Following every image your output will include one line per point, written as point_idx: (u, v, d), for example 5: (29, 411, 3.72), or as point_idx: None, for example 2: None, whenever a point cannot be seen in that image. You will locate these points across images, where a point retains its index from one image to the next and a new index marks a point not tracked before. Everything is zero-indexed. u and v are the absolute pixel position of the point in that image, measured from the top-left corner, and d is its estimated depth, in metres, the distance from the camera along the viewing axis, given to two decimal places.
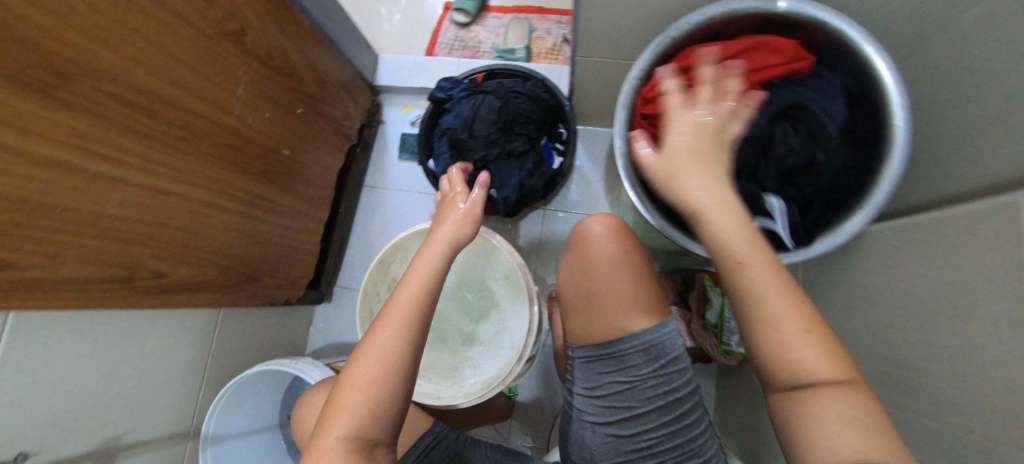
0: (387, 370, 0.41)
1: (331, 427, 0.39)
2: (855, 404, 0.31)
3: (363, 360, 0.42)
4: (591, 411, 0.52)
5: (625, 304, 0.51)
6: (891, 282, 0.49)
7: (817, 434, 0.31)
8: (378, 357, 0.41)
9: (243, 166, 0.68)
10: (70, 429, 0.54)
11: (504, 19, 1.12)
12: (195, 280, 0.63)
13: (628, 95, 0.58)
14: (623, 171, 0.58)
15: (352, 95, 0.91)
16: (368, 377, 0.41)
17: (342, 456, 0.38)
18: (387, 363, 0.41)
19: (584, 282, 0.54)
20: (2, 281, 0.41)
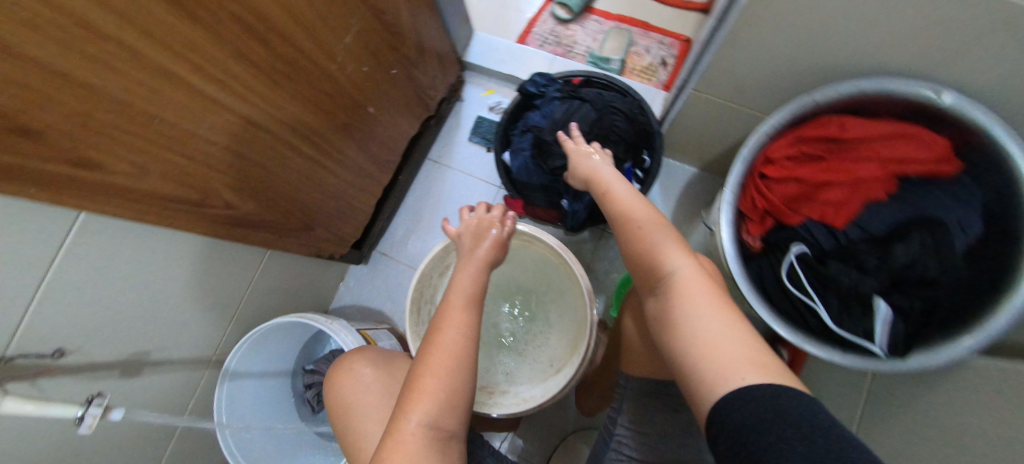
0: (461, 364, 0.46)
1: (411, 414, 0.43)
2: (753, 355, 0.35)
3: (436, 353, 0.46)
4: (632, 447, 0.51)
5: None
6: (968, 421, 0.46)
7: (712, 365, 0.36)
8: (451, 349, 0.47)
9: (330, 115, 0.65)
10: (108, 334, 0.54)
11: (605, 25, 1.06)
12: (258, 218, 0.62)
13: (751, 149, 0.55)
14: (723, 225, 0.56)
15: (443, 67, 0.89)
16: (444, 367, 0.46)
17: (423, 441, 0.42)
18: (460, 358, 0.47)
19: None
20: (85, 181, 0.40)
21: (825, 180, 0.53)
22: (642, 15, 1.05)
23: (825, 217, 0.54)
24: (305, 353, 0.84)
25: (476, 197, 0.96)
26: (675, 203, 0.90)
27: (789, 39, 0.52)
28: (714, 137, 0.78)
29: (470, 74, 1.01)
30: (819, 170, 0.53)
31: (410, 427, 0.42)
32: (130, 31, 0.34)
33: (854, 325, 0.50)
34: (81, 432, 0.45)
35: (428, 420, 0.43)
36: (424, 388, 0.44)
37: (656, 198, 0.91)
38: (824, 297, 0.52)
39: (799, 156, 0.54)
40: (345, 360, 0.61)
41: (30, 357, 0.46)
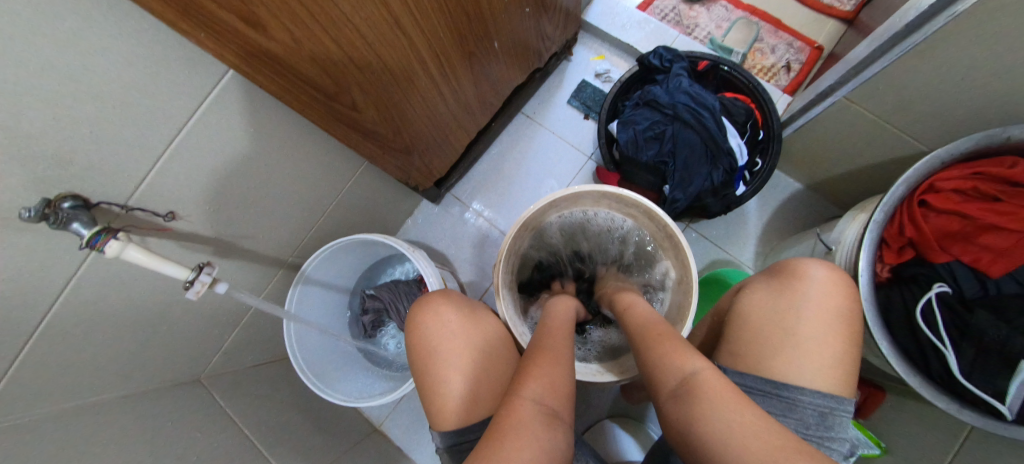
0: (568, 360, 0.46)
1: (525, 388, 0.40)
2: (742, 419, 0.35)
3: (553, 356, 0.45)
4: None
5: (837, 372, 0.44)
6: None
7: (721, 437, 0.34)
8: (565, 361, 0.46)
9: (462, 38, 0.61)
10: (215, 208, 0.54)
11: (733, 13, 0.99)
12: (371, 127, 0.59)
13: (918, 172, 0.51)
14: (865, 246, 0.52)
15: (567, 20, 0.84)
16: (558, 356, 0.45)
17: (536, 420, 0.37)
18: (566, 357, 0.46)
19: (784, 320, 0.47)
20: (241, 39, 0.36)
21: (993, 224, 0.48)
22: (776, 10, 0.99)
23: (978, 263, 0.49)
24: (366, 276, 0.84)
25: (562, 161, 0.94)
26: (770, 216, 0.86)
27: (997, 61, 0.47)
28: (841, 155, 0.74)
29: (583, 34, 0.96)
30: (989, 211, 0.48)
31: (527, 397, 0.39)
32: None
33: (983, 380, 0.46)
34: (190, 296, 0.45)
35: (543, 397, 0.39)
36: (543, 372, 0.42)
37: (751, 206, 0.87)
38: (957, 344, 0.48)
39: (969, 191, 0.50)
40: (425, 298, 0.60)
41: (145, 212, 0.46)
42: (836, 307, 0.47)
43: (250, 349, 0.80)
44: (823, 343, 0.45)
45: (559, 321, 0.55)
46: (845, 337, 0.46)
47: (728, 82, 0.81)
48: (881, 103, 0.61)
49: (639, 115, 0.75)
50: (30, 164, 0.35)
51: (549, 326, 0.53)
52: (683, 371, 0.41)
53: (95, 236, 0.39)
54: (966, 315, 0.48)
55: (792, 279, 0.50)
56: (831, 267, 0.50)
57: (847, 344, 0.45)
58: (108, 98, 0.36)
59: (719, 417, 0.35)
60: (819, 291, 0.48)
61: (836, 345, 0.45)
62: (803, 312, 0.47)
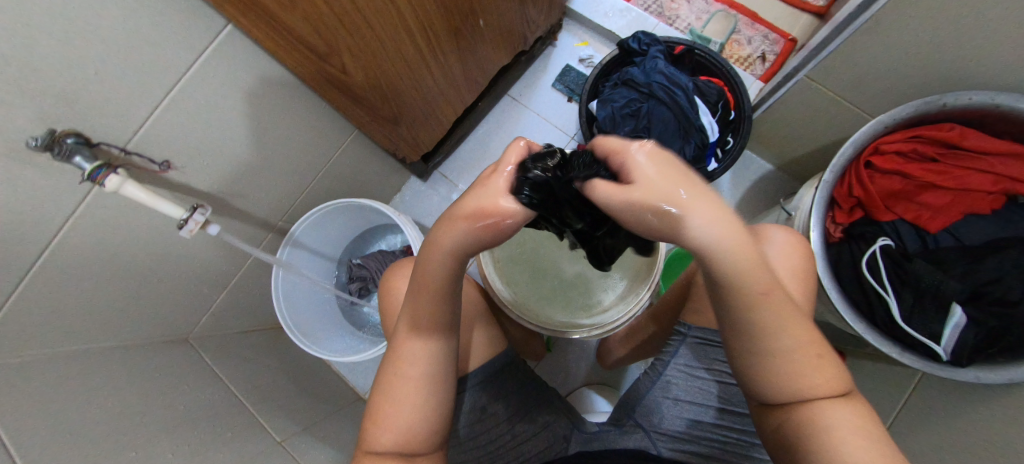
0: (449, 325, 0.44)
1: (403, 375, 0.44)
2: (853, 412, 0.32)
3: (401, 384, 0.44)
4: (683, 388, 0.54)
5: None
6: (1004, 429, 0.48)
7: (825, 415, 0.32)
8: (419, 380, 0.44)
9: (449, 12, 0.65)
10: (208, 162, 0.57)
11: (712, 6, 1.05)
12: (360, 92, 0.62)
13: (866, 135, 0.54)
14: (817, 204, 0.56)
15: (552, 6, 0.89)
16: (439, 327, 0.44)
17: (411, 408, 0.43)
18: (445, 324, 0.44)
19: None
20: None
21: (931, 183, 0.53)
22: (752, 5, 1.05)
23: (918, 220, 0.54)
24: (353, 247, 0.87)
25: (545, 142, 0.98)
26: (742, 195, 0.91)
27: (934, 34, 0.51)
28: (805, 134, 0.78)
29: (568, 21, 1.01)
30: (930, 171, 0.52)
31: (386, 440, 0.42)
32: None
33: (919, 324, 0.50)
34: (184, 233, 0.48)
35: (394, 445, 0.42)
36: (394, 413, 0.43)
37: (724, 185, 0.91)
38: (898, 292, 0.52)
39: (911, 153, 0.54)
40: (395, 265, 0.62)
41: (142, 159, 0.49)
42: (791, 266, 0.46)
43: (239, 313, 0.82)
44: None
45: (421, 306, 0.42)
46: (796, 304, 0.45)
47: (701, 66, 0.85)
48: (837, 80, 0.66)
49: (617, 94, 0.79)
50: (40, 98, 0.38)
51: (421, 276, 0.40)
52: (810, 377, 0.33)
53: (96, 170, 0.42)
54: (906, 263, 0.52)
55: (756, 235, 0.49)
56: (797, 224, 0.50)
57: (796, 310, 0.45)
58: (113, 41, 0.39)
59: (851, 434, 0.31)
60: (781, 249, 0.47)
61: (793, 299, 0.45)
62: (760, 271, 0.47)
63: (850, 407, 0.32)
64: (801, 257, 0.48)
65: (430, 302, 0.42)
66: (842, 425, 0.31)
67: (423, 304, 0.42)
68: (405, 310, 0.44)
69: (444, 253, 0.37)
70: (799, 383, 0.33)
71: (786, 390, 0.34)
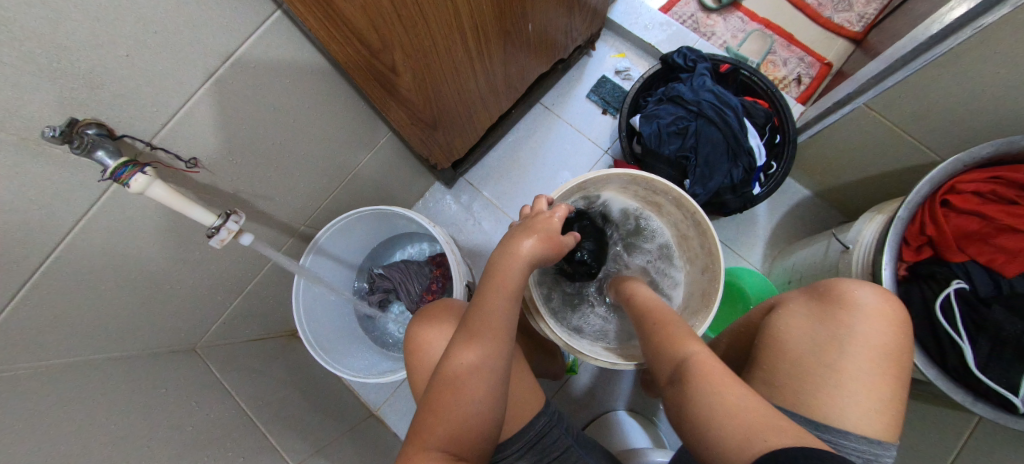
0: (496, 336, 0.45)
1: (442, 391, 0.43)
2: (739, 400, 0.36)
3: (460, 380, 0.43)
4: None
5: (887, 421, 0.41)
6: None
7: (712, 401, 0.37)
8: (479, 378, 0.43)
9: (503, 13, 0.61)
10: (237, 161, 0.51)
11: (749, 25, 1.03)
12: (405, 95, 0.58)
13: (942, 173, 0.52)
14: (888, 241, 0.53)
15: (596, 14, 0.86)
16: (485, 337, 0.44)
17: (445, 427, 0.41)
18: (492, 335, 0.45)
19: (829, 354, 0.44)
20: None
21: (1009, 225, 0.50)
22: (789, 26, 1.03)
23: (992, 263, 0.52)
24: (375, 255, 0.81)
25: (578, 154, 0.94)
26: (780, 220, 0.88)
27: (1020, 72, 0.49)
28: (852, 164, 0.76)
29: (606, 32, 0.98)
30: (1009, 214, 0.50)
31: (436, 437, 0.41)
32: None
33: (998, 374, 0.48)
34: (214, 243, 0.43)
35: (443, 442, 0.41)
36: (450, 408, 0.42)
37: (762, 210, 0.89)
38: (973, 338, 0.50)
39: (989, 194, 0.52)
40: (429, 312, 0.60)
41: (168, 154, 0.43)
42: (879, 343, 0.44)
43: (249, 322, 0.76)
44: (869, 385, 0.42)
45: (493, 308, 0.45)
46: (885, 383, 0.42)
47: (746, 87, 0.83)
48: (899, 111, 0.64)
49: (663, 110, 0.76)
50: (62, 81, 0.32)
51: (496, 279, 0.47)
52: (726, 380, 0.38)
53: (122, 167, 0.36)
54: (984, 308, 0.50)
55: (837, 304, 0.47)
56: (881, 294, 0.47)
57: (883, 402, 0.41)
58: (153, 19, 0.34)
59: (723, 399, 0.36)
60: (863, 326, 0.45)
61: (883, 384, 0.42)
62: (845, 348, 0.44)
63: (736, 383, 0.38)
64: (892, 333, 0.44)
65: (501, 306, 0.46)
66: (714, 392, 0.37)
67: (494, 308, 0.46)
68: (472, 312, 0.46)
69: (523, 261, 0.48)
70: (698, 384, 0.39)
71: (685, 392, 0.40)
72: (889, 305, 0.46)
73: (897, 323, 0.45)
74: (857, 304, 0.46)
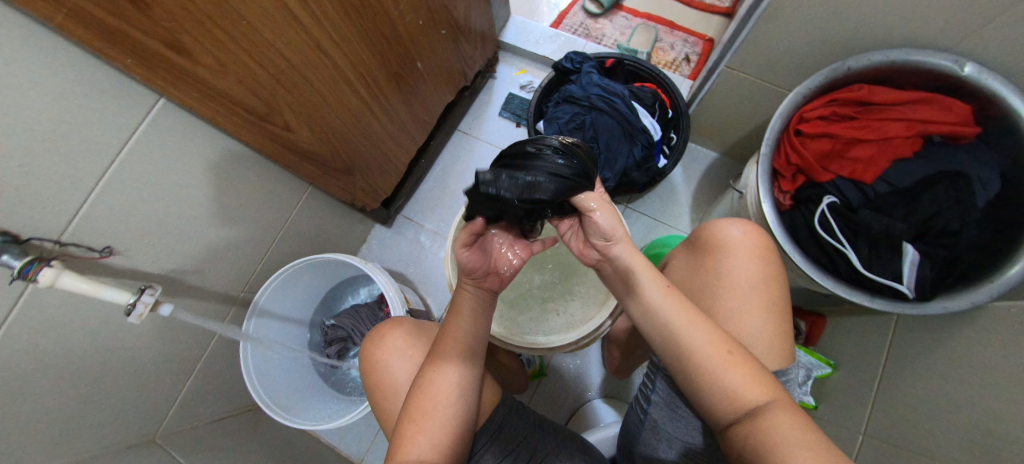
0: (465, 355, 0.49)
1: (420, 414, 0.46)
2: (794, 427, 0.35)
3: (433, 397, 0.47)
4: (670, 428, 0.49)
5: (766, 345, 0.45)
6: (980, 353, 0.50)
7: (776, 439, 0.35)
8: (450, 390, 0.48)
9: (386, 60, 0.68)
10: (156, 241, 0.54)
11: (633, 21, 1.13)
12: (308, 148, 0.63)
13: (789, 107, 0.59)
14: (761, 174, 0.59)
15: (485, 42, 0.95)
16: (454, 356, 0.49)
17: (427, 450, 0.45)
18: (461, 354, 0.49)
19: (705, 295, 0.50)
20: (167, 66, 0.41)
21: (855, 138, 0.58)
22: (668, 15, 1.14)
23: (855, 174, 0.58)
24: (324, 306, 0.83)
25: None
26: (696, 185, 0.95)
27: (821, 12, 0.57)
28: (740, 119, 0.83)
29: (504, 54, 1.07)
30: (851, 128, 0.58)
31: (414, 449, 0.45)
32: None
33: (883, 268, 0.54)
34: (131, 320, 0.45)
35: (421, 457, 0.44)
36: (426, 421, 0.46)
37: (679, 179, 0.95)
38: (854, 243, 0.56)
39: (832, 116, 0.59)
40: (382, 331, 0.62)
41: (80, 247, 0.46)
42: (748, 277, 0.48)
43: (212, 397, 0.75)
44: (739, 316, 0.47)
45: (453, 331, 0.50)
46: (760, 308, 0.47)
47: (634, 73, 0.90)
48: (753, 65, 0.71)
49: (561, 111, 0.83)
50: None
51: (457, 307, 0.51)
52: (742, 393, 0.38)
53: (27, 265, 0.38)
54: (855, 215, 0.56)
55: (707, 252, 0.51)
56: (746, 227, 0.51)
57: (764, 320, 0.46)
58: (36, 128, 0.38)
59: (788, 433, 0.35)
60: (727, 264, 0.49)
61: (755, 312, 0.46)
62: (718, 291, 0.49)
63: (792, 416, 0.36)
64: (755, 262, 0.49)
65: (461, 330, 0.50)
66: (786, 436, 0.35)
67: (456, 331, 0.50)
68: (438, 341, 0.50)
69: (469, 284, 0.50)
70: (765, 431, 0.36)
71: (723, 405, 0.39)
72: (755, 233, 0.50)
73: (762, 255, 0.49)
74: (728, 235, 0.50)
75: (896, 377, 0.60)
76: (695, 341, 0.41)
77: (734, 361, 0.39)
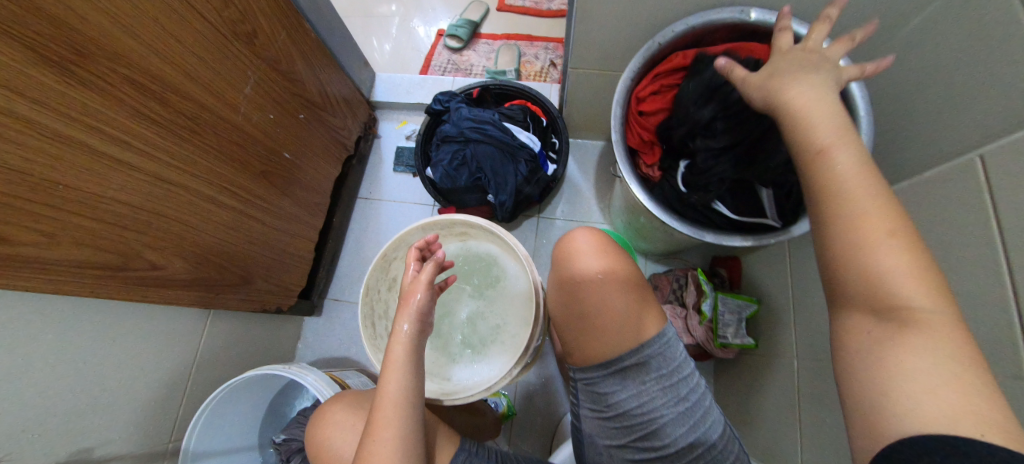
0: (400, 410, 0.50)
1: None
2: (950, 354, 0.29)
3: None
4: (601, 433, 0.50)
5: (632, 317, 0.48)
6: None
7: (909, 361, 0.29)
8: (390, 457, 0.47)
9: (245, 164, 0.68)
10: (43, 431, 0.50)
11: (495, 45, 1.18)
12: (188, 277, 0.61)
13: (622, 94, 0.63)
14: (620, 159, 0.62)
15: (352, 107, 0.96)
16: (392, 414, 0.49)
17: None
18: (400, 405, 0.50)
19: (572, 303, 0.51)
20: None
21: None
22: (523, 30, 1.20)
23: None
24: (271, 423, 0.80)
25: (413, 220, 1.01)
26: (594, 175, 0.99)
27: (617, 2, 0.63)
28: (604, 107, 0.89)
29: (382, 112, 1.09)
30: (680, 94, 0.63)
31: None
32: (2, 92, 0.36)
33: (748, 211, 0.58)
34: None
35: None
36: None
37: (577, 176, 0.99)
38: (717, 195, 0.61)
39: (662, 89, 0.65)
40: (323, 410, 0.62)
41: None
42: (601, 269, 0.51)
43: None
44: (607, 307, 0.48)
45: (386, 390, 0.51)
46: (627, 286, 0.50)
47: (501, 95, 0.94)
48: (589, 61, 0.76)
49: (442, 153, 0.85)
50: None
51: (387, 363, 0.52)
52: (893, 288, 0.31)
53: None
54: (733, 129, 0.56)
55: (564, 258, 0.54)
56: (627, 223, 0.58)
57: (626, 291, 0.50)
58: None
59: (936, 353, 0.29)
60: (589, 261, 0.52)
61: (617, 298, 0.49)
62: (580, 293, 0.50)
63: (934, 333, 0.30)
64: (609, 252, 0.53)
65: (395, 387, 0.51)
66: (892, 257, 0.31)
67: (387, 394, 0.50)
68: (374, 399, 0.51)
69: (401, 341, 0.53)
70: (898, 356, 0.30)
71: (870, 306, 0.32)
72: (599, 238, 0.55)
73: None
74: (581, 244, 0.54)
75: (801, 295, 0.64)
76: (856, 187, 0.34)
77: (881, 227, 0.32)
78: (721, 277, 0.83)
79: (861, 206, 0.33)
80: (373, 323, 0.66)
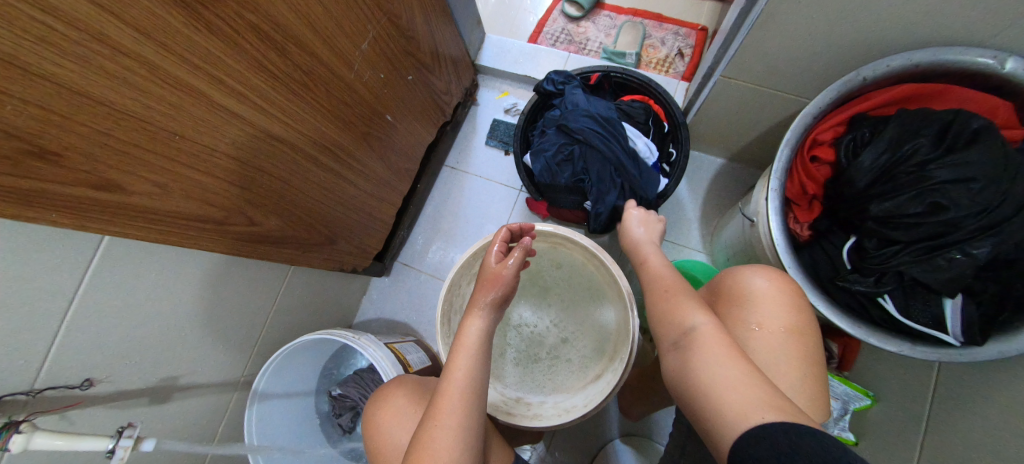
0: (466, 400, 0.47)
1: None
2: (761, 401, 0.35)
3: (436, 452, 0.43)
4: None
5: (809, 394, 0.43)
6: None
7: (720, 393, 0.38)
8: (450, 448, 0.44)
9: (350, 124, 0.64)
10: (139, 359, 0.52)
11: (618, 20, 1.03)
12: (280, 234, 0.60)
13: (796, 133, 0.54)
14: (774, 214, 0.54)
15: (458, 70, 0.88)
16: (457, 403, 0.46)
17: None
18: (466, 394, 0.47)
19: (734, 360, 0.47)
20: (109, 205, 0.37)
21: None
22: (655, 7, 1.03)
23: None
24: (329, 373, 0.83)
25: (496, 202, 0.95)
26: (704, 198, 0.88)
27: (829, 16, 0.49)
28: (743, 127, 0.76)
29: (483, 78, 1.01)
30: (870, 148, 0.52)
31: None
32: (133, 34, 0.32)
33: (922, 313, 0.49)
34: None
35: None
36: None
37: (684, 194, 0.89)
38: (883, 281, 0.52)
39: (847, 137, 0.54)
40: (385, 392, 0.61)
41: (57, 388, 0.44)
42: (783, 325, 0.47)
43: None
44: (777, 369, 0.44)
45: (455, 376, 0.48)
46: (801, 356, 0.45)
47: (622, 85, 0.83)
48: (753, 75, 0.63)
49: (546, 142, 0.76)
50: None
51: (457, 344, 0.51)
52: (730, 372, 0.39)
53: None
54: (942, 214, 0.46)
55: (734, 301, 0.50)
56: (768, 274, 0.50)
57: (804, 368, 0.44)
58: None
59: (736, 396, 0.37)
60: (764, 314, 0.48)
61: (792, 370, 0.44)
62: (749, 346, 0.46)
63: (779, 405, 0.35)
64: (791, 308, 0.48)
65: (462, 371, 0.48)
66: (722, 364, 0.40)
67: (454, 380, 0.48)
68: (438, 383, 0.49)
69: (477, 323, 0.52)
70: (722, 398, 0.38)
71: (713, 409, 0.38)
72: (780, 283, 0.49)
73: (793, 302, 0.48)
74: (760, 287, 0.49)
75: (945, 416, 0.54)
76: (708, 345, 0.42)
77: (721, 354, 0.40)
78: (830, 353, 0.73)
79: (702, 338, 0.42)
80: (449, 315, 0.63)
